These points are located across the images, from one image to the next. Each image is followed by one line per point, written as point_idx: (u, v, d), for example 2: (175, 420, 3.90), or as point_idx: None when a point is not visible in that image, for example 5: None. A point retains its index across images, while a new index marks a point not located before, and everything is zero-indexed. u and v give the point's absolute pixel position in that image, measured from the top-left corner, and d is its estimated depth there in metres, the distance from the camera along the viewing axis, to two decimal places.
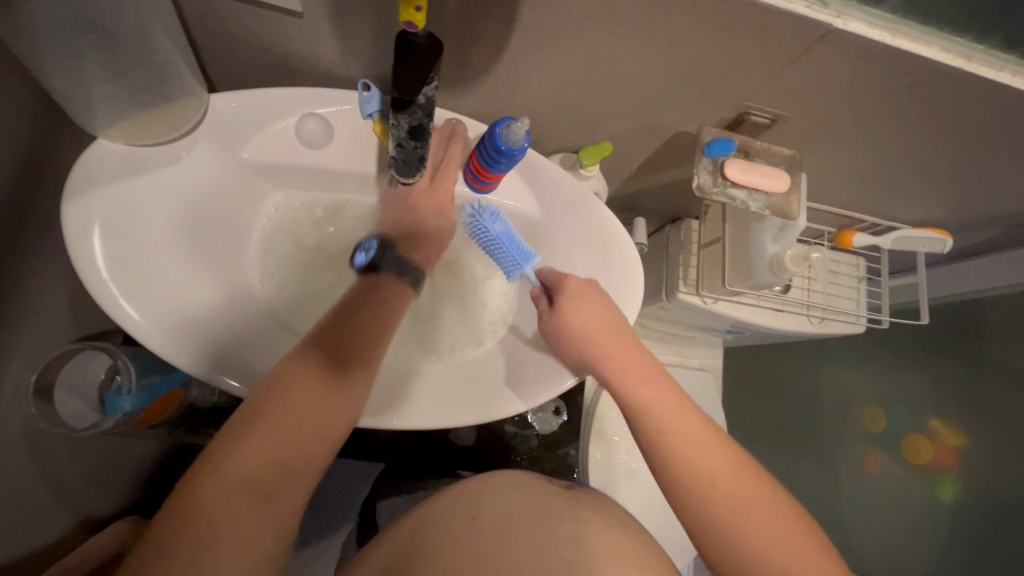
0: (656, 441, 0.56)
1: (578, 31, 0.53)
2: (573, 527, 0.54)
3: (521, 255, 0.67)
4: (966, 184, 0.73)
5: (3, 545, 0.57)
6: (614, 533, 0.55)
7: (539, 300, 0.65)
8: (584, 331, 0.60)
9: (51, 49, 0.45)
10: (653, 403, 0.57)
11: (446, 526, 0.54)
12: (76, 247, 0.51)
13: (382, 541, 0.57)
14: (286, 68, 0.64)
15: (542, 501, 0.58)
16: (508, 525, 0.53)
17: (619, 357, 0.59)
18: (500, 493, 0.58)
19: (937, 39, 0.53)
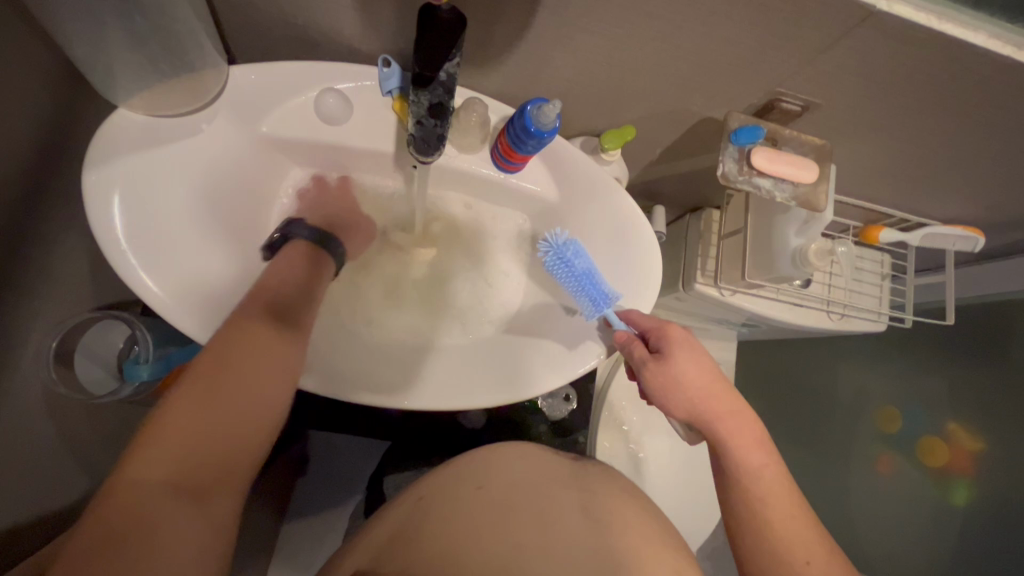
0: (737, 476, 0.56)
1: (608, 8, 0.51)
2: (584, 499, 0.55)
3: (602, 293, 0.64)
4: (1003, 181, 0.70)
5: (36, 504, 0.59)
6: (626, 507, 0.55)
7: (634, 346, 0.61)
8: (688, 385, 0.58)
9: (74, 14, 0.45)
10: (758, 469, 0.56)
11: (453, 493, 0.54)
12: (95, 215, 0.52)
13: (393, 505, 0.57)
14: (307, 41, 0.63)
15: (542, 468, 0.59)
16: (511, 496, 0.53)
17: (725, 411, 0.58)
18: (508, 460, 0.58)
19: (986, 25, 0.50)
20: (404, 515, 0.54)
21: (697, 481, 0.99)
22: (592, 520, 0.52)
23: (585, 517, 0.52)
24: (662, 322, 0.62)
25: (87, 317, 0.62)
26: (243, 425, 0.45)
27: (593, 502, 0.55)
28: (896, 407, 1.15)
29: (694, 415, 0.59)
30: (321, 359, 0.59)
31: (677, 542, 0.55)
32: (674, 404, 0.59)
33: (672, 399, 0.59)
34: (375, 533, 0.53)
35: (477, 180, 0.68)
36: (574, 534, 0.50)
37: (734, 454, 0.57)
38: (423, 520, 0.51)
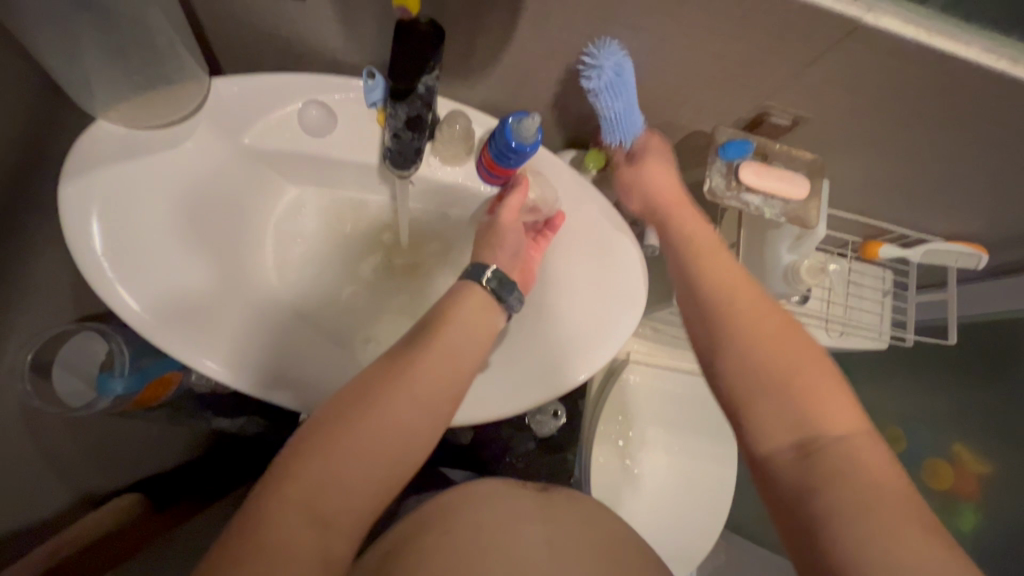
0: (723, 298, 0.50)
1: (588, 21, 0.50)
2: (553, 535, 0.52)
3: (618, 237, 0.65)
4: (1006, 197, 0.68)
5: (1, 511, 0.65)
6: (601, 546, 0.53)
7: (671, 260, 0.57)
8: (649, 180, 0.61)
9: (47, 26, 0.45)
10: (731, 279, 0.52)
11: (420, 540, 0.51)
12: (71, 226, 0.52)
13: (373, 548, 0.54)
14: (292, 53, 0.63)
15: (512, 503, 0.56)
16: (476, 538, 0.50)
17: (683, 209, 0.59)
18: (478, 502, 0.55)
19: (979, 38, 0.48)
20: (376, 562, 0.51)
21: (692, 503, 0.96)
22: (565, 558, 0.50)
23: (554, 556, 0.50)
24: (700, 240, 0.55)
25: (66, 329, 0.62)
26: (398, 435, 0.45)
27: (563, 539, 0.52)
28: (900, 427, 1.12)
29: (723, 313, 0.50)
30: (299, 376, 0.59)
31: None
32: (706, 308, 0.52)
33: (634, 191, 0.63)
34: None
35: (463, 194, 0.67)
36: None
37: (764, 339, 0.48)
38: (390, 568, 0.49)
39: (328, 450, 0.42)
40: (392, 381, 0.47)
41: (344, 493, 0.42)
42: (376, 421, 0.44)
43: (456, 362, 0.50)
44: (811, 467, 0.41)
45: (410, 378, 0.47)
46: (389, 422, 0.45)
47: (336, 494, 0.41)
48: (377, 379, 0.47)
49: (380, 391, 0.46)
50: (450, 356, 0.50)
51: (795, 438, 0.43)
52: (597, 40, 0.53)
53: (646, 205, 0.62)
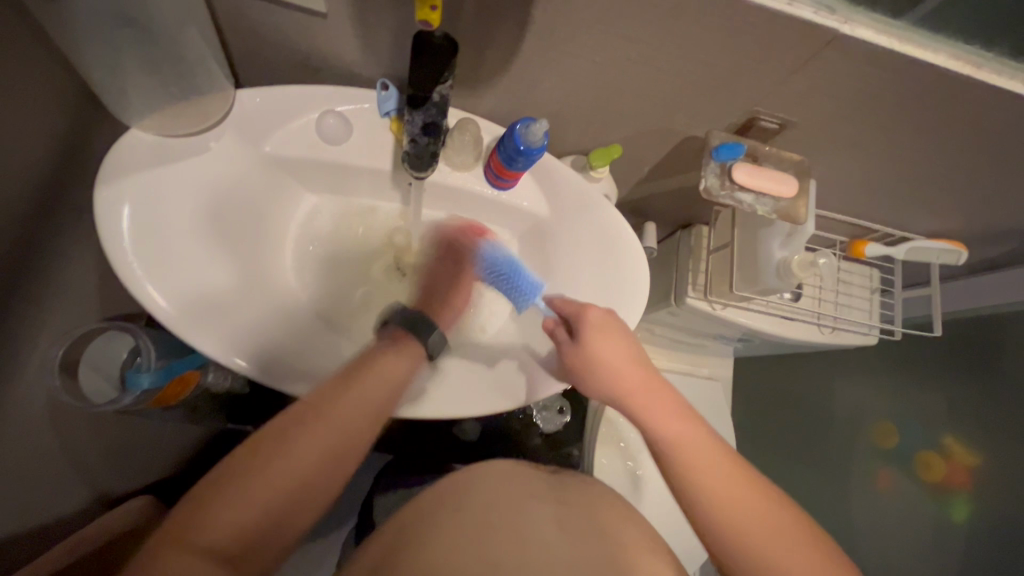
0: (695, 490, 0.54)
1: (589, 33, 0.55)
2: (558, 515, 0.55)
3: (527, 286, 0.66)
4: (980, 195, 0.73)
5: (37, 507, 0.62)
6: (602, 522, 0.56)
7: (556, 331, 0.63)
8: (599, 363, 0.60)
9: (91, 40, 0.48)
10: (680, 438, 0.56)
11: (431, 516, 0.53)
12: (104, 226, 0.54)
13: (382, 527, 0.56)
14: (310, 67, 0.67)
15: (521, 486, 0.59)
16: (485, 515, 0.53)
17: (641, 390, 0.60)
18: (488, 483, 0.59)
19: (946, 47, 0.53)
20: (386, 539, 0.53)
21: None
22: (566, 535, 0.52)
23: (558, 532, 0.52)
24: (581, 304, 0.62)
25: (94, 328, 0.63)
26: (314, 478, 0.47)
27: (565, 519, 0.55)
28: (893, 422, 1.15)
29: (602, 386, 0.61)
30: (316, 370, 0.62)
31: (662, 553, 0.55)
32: (589, 381, 0.62)
33: (587, 377, 0.61)
34: (360, 561, 0.52)
35: (473, 197, 0.71)
36: (545, 547, 0.50)
37: (631, 404, 0.60)
38: (402, 541, 0.51)
39: (237, 495, 0.43)
40: (286, 441, 0.47)
41: (246, 541, 0.43)
42: (289, 467, 0.46)
43: (358, 416, 0.50)
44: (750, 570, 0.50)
45: (303, 437, 0.47)
46: (277, 481, 0.45)
47: (211, 554, 0.41)
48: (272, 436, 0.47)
49: (271, 448, 0.46)
50: (350, 411, 0.50)
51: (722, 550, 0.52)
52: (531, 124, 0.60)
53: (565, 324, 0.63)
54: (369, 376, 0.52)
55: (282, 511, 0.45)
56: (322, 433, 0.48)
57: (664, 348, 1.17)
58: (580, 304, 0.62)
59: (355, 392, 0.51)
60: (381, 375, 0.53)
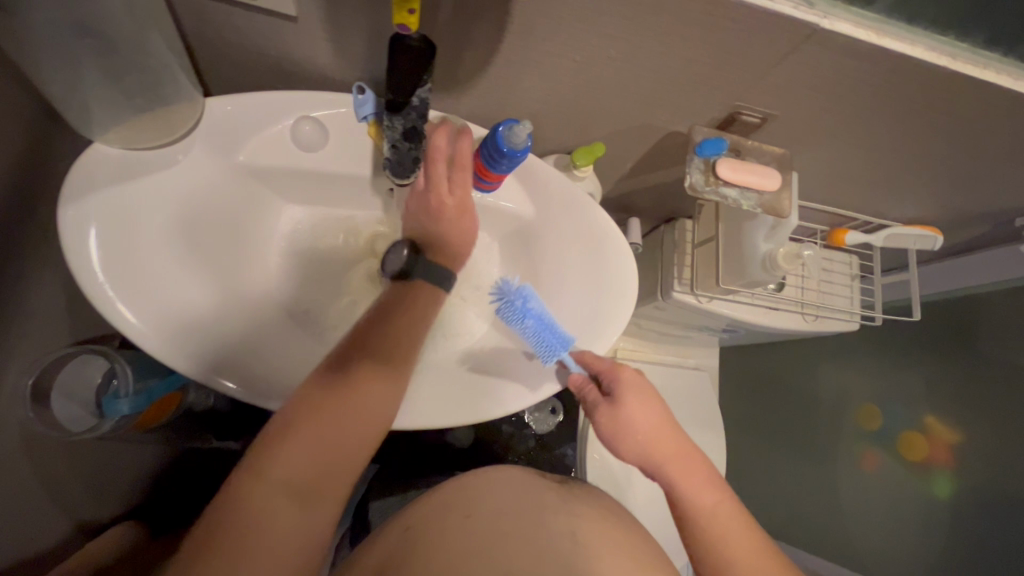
0: (714, 551, 0.57)
1: (570, 32, 0.54)
2: (571, 523, 0.54)
3: (558, 340, 0.63)
4: (953, 181, 0.74)
5: (24, 540, 0.60)
6: (604, 527, 0.55)
7: (589, 391, 0.64)
8: (633, 421, 0.61)
9: (47, 51, 0.45)
10: (710, 508, 0.59)
11: (439, 524, 0.53)
12: (72, 249, 0.52)
13: (381, 535, 0.56)
14: (282, 72, 0.65)
15: (533, 494, 0.58)
16: (498, 522, 0.53)
17: (675, 455, 0.61)
18: (498, 488, 0.58)
19: (921, 38, 0.54)
20: (391, 546, 0.52)
21: None
22: (581, 543, 0.51)
23: (574, 542, 0.51)
24: (615, 364, 0.63)
25: (68, 352, 0.61)
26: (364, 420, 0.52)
27: (581, 527, 0.54)
28: (875, 404, 1.18)
29: (638, 452, 0.62)
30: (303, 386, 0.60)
31: (655, 554, 0.55)
32: (623, 443, 0.63)
33: (625, 439, 0.62)
34: (364, 565, 0.52)
35: None
36: (548, 549, 0.50)
37: (665, 473, 0.61)
38: (410, 549, 0.50)
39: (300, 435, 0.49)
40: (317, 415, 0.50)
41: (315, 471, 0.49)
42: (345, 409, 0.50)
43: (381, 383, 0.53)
44: None
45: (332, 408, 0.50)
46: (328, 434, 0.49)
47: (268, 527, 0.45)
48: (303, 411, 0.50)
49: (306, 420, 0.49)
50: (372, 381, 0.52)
51: None
52: (515, 133, 0.58)
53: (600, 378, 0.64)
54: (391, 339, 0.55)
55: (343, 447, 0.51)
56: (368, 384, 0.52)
57: (651, 342, 1.18)
58: (613, 362, 0.63)
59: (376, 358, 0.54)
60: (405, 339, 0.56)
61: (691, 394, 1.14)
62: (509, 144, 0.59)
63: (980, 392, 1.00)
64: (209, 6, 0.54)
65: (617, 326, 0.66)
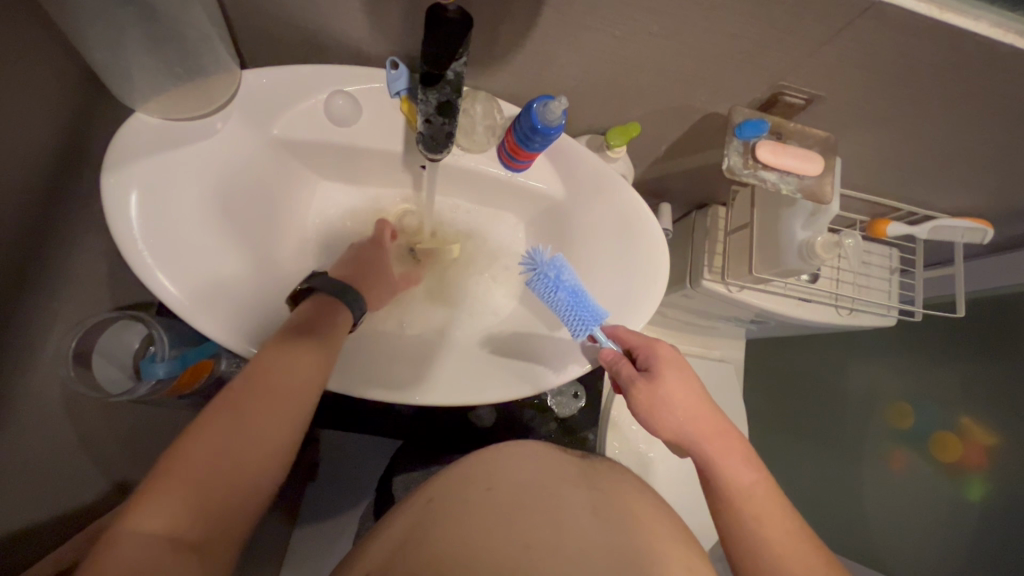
0: (751, 536, 0.54)
1: (611, 5, 0.52)
2: (594, 498, 0.54)
3: (591, 315, 0.61)
4: (1009, 171, 0.71)
5: (60, 495, 0.61)
6: (630, 504, 0.55)
7: (622, 365, 0.60)
8: (670, 397, 0.58)
9: (93, 19, 0.46)
10: (747, 490, 0.56)
11: (461, 496, 0.53)
12: (114, 217, 0.53)
13: (404, 506, 0.56)
14: (317, 46, 0.65)
15: (554, 469, 0.58)
16: (520, 494, 0.52)
17: (711, 434, 0.59)
18: (516, 462, 0.58)
19: (987, 14, 0.50)
20: (413, 517, 0.53)
21: None
22: (601, 520, 0.50)
23: (596, 518, 0.51)
24: (651, 340, 0.61)
25: (107, 317, 0.64)
26: (264, 434, 0.47)
27: (602, 503, 0.53)
28: (908, 403, 1.15)
29: (672, 430, 0.59)
30: None
31: (688, 540, 0.54)
32: (655, 421, 0.59)
33: (661, 416, 0.59)
34: (388, 534, 0.52)
35: (488, 177, 0.68)
36: (573, 525, 0.50)
37: (703, 451, 0.58)
38: (431, 518, 0.51)
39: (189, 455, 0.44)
40: (232, 418, 0.46)
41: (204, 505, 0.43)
42: (242, 420, 0.46)
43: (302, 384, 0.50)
44: None
45: (256, 404, 0.47)
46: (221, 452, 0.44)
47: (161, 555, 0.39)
48: (218, 412, 0.46)
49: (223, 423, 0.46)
50: (293, 380, 0.50)
51: None
52: (551, 108, 0.57)
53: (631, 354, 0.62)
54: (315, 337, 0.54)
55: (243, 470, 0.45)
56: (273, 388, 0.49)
57: (677, 331, 1.16)
58: (647, 338, 0.61)
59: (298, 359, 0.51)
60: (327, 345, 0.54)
61: (715, 385, 1.12)
62: (543, 120, 0.58)
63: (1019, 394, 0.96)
64: None
65: (645, 311, 0.65)
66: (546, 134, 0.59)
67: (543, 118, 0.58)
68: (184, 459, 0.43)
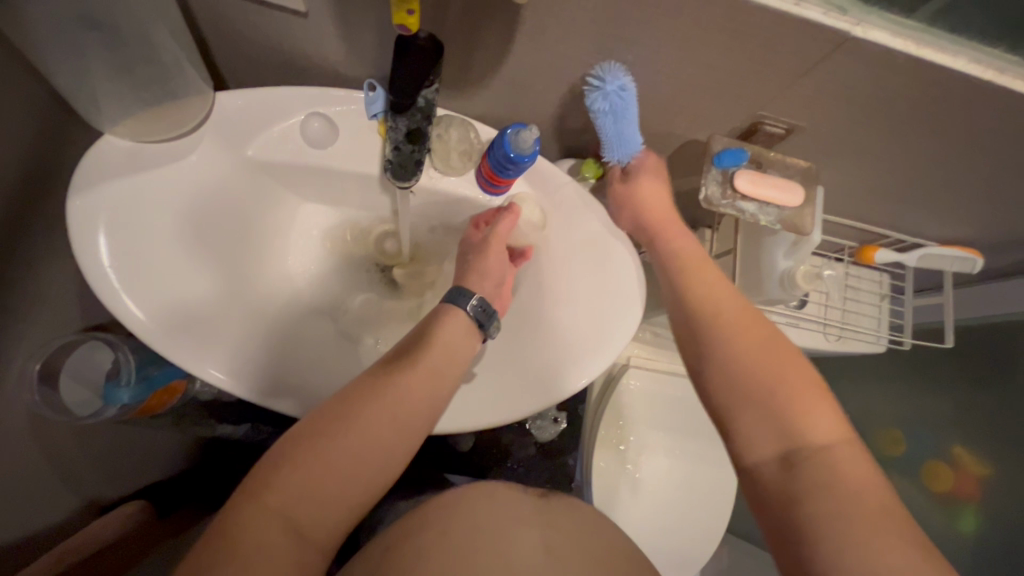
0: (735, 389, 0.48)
1: (583, 34, 0.52)
2: (548, 539, 0.52)
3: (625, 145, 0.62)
4: (996, 202, 0.69)
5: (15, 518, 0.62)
6: (592, 547, 0.53)
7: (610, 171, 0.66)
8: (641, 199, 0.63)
9: (55, 45, 0.46)
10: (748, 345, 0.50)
11: (416, 540, 0.51)
12: (79, 242, 0.53)
13: (363, 550, 0.55)
14: (293, 67, 0.64)
15: (513, 505, 0.56)
16: (474, 538, 0.50)
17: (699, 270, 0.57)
18: (475, 501, 0.56)
19: (966, 48, 0.49)
20: (368, 564, 0.51)
21: (694, 510, 0.95)
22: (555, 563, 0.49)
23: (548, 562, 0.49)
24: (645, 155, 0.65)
25: (71, 340, 0.63)
26: (379, 449, 0.46)
27: (557, 544, 0.51)
28: (900, 430, 1.12)
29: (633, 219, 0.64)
30: (300, 383, 0.60)
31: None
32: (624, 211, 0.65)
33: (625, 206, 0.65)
34: None
35: (464, 203, 0.67)
36: (521, 571, 0.48)
37: (688, 280, 0.56)
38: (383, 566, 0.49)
39: (309, 454, 0.44)
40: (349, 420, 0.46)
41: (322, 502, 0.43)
42: (361, 427, 0.46)
43: (418, 399, 0.50)
44: (781, 457, 0.44)
45: (378, 413, 0.47)
46: (335, 455, 0.44)
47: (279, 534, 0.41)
48: (344, 405, 0.47)
49: (345, 420, 0.46)
50: (411, 396, 0.49)
51: (782, 451, 0.45)
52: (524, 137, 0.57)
53: (636, 223, 0.64)
54: (432, 351, 0.53)
55: (355, 478, 0.45)
56: (387, 401, 0.48)
57: None
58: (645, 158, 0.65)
59: (419, 371, 0.51)
60: (441, 347, 0.53)
61: None
62: (514, 148, 0.58)
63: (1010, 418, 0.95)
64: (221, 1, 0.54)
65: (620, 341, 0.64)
66: (519, 163, 0.59)
67: (515, 147, 0.58)
68: (307, 453, 0.43)
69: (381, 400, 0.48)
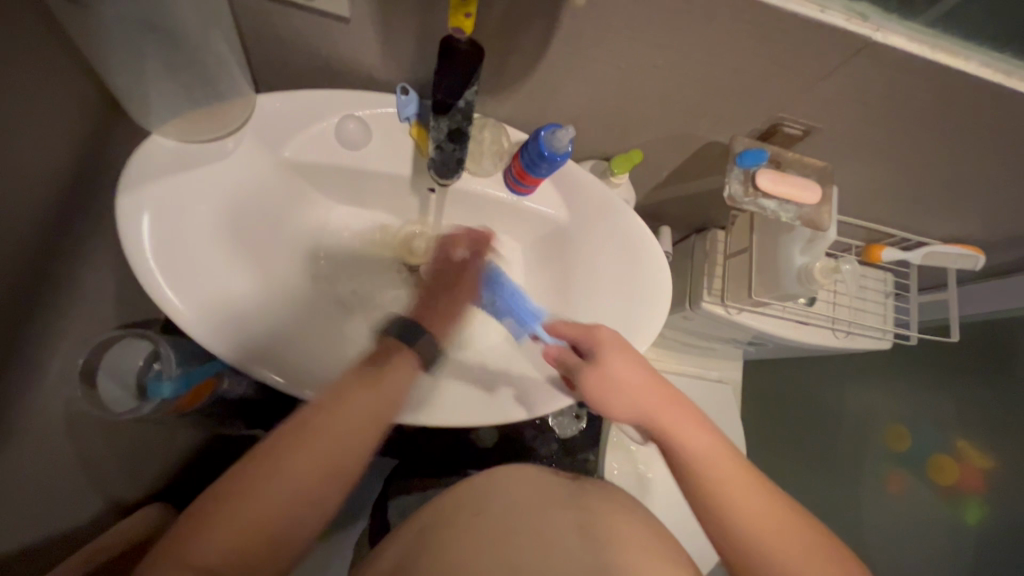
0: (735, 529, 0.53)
1: (617, 40, 0.54)
2: (584, 518, 0.54)
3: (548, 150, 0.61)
4: (998, 202, 0.73)
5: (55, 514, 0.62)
6: (626, 523, 0.55)
7: (566, 356, 0.62)
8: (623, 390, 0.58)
9: (118, 47, 0.48)
10: (728, 479, 0.54)
11: (451, 522, 0.53)
12: (125, 235, 0.54)
13: (399, 534, 0.57)
14: (329, 71, 0.66)
15: (542, 490, 0.59)
16: (513, 516, 0.53)
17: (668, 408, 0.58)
18: (505, 487, 0.58)
19: (976, 54, 0.53)
20: (407, 542, 0.53)
21: None
22: (589, 538, 0.51)
23: (583, 536, 0.51)
24: (589, 327, 0.61)
25: (112, 336, 0.63)
26: (307, 495, 0.46)
27: (591, 521, 0.54)
28: (903, 425, 1.16)
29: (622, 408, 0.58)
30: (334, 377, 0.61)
31: (676, 552, 0.54)
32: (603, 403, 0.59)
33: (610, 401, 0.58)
34: (380, 562, 0.53)
35: (492, 202, 0.69)
36: (560, 547, 0.50)
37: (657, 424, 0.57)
38: (423, 544, 0.51)
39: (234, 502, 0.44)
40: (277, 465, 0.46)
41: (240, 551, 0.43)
42: (291, 473, 0.46)
43: (350, 442, 0.49)
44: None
45: (305, 457, 0.47)
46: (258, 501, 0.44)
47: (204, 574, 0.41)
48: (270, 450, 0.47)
49: (273, 466, 0.46)
50: (342, 438, 0.49)
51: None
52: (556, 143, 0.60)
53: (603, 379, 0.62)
54: (365, 393, 0.52)
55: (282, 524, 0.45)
56: (312, 446, 0.48)
57: (675, 352, 1.17)
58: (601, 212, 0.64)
59: (340, 413, 0.50)
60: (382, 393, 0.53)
61: (712, 406, 1.12)
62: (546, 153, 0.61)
63: (1008, 412, 0.99)
64: (268, 7, 0.56)
65: (651, 331, 0.66)
66: (551, 164, 0.62)
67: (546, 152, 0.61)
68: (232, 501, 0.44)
69: (307, 444, 0.47)
